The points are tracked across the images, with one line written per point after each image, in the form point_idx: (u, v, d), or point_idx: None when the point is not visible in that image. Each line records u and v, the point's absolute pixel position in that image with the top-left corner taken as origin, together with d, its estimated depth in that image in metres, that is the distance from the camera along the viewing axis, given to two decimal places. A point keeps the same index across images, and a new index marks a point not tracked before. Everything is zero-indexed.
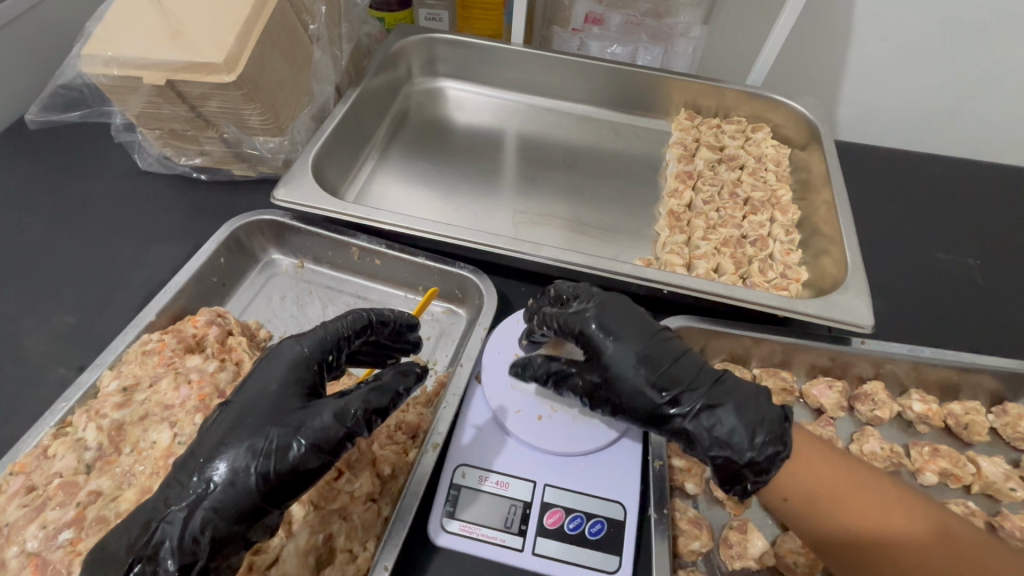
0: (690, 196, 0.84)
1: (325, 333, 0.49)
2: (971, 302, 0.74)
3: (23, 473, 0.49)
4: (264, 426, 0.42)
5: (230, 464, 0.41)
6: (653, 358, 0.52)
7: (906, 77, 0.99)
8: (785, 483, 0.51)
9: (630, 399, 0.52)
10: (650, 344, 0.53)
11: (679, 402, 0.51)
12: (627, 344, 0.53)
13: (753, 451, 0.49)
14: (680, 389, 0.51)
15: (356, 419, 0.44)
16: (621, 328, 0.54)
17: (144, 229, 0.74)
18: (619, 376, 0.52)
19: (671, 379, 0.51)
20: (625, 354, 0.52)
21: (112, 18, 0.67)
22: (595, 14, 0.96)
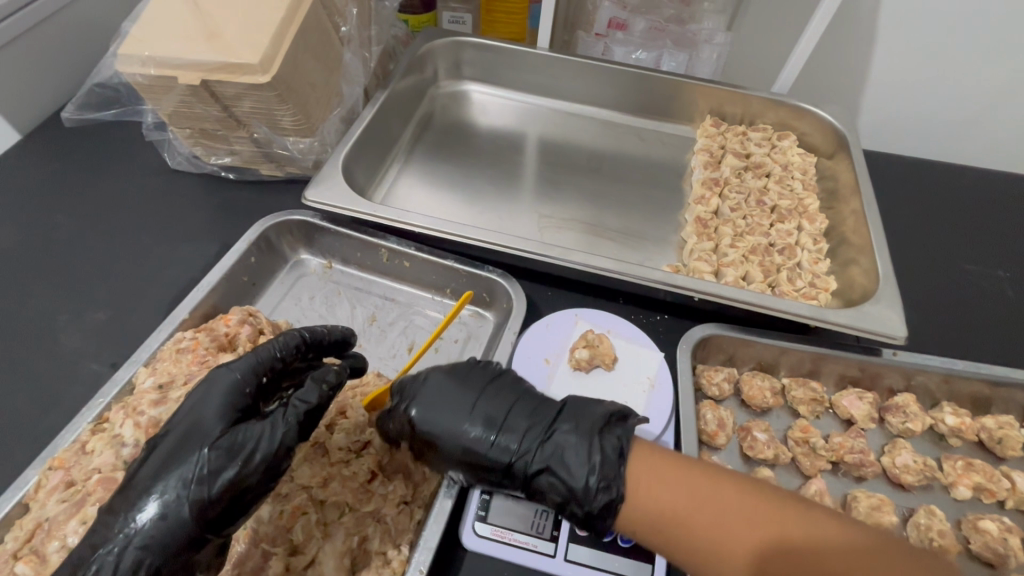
0: (717, 203, 0.84)
1: (259, 356, 0.49)
2: (1002, 315, 0.73)
3: (63, 468, 0.49)
4: (190, 456, 0.43)
5: (160, 499, 0.41)
6: (517, 431, 0.52)
7: (934, 86, 0.98)
8: (641, 505, 0.47)
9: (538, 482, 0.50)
10: (485, 417, 0.52)
11: (586, 473, 0.49)
12: (484, 423, 0.52)
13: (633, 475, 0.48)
14: (574, 461, 0.49)
15: (285, 436, 0.44)
16: (431, 403, 0.53)
17: (175, 227, 0.75)
18: (484, 456, 0.51)
19: (570, 450, 0.50)
20: (485, 435, 0.51)
21: (149, 18, 0.68)
22: (620, 18, 0.96)
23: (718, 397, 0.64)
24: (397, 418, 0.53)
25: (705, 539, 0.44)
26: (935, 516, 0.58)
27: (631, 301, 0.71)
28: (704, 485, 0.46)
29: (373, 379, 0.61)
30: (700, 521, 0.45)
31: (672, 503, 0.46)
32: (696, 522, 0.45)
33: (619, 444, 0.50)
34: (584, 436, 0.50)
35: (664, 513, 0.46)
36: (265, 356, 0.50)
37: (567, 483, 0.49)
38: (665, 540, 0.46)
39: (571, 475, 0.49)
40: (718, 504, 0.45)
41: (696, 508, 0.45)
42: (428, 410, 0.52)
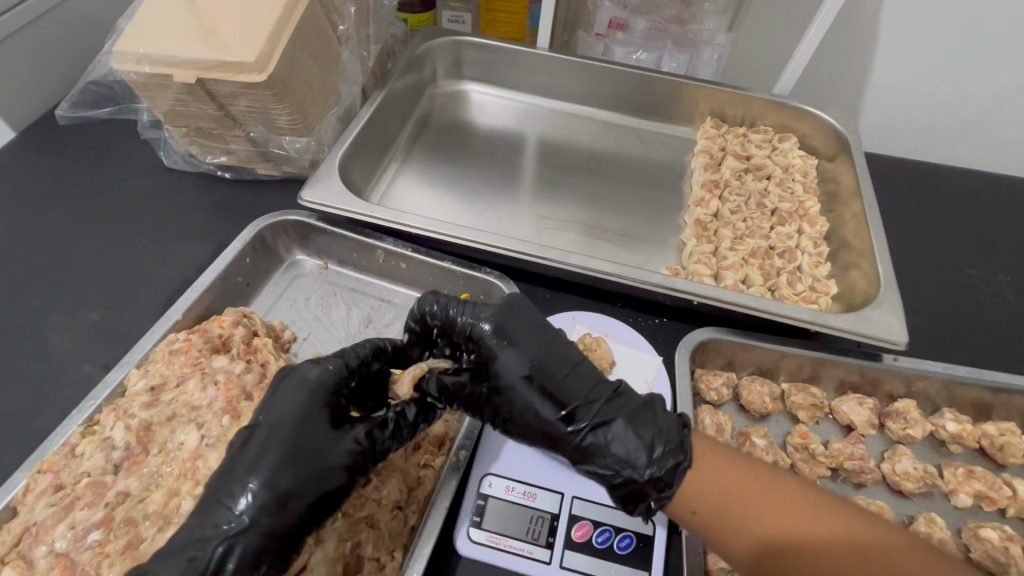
0: (717, 205, 0.83)
1: (350, 357, 0.52)
2: (1003, 320, 0.72)
3: (51, 472, 0.49)
4: (297, 446, 0.45)
5: (265, 485, 0.43)
6: (569, 387, 0.49)
7: (936, 88, 0.97)
8: (696, 487, 0.46)
9: (582, 447, 0.49)
10: (541, 363, 0.50)
11: (637, 449, 0.47)
12: (538, 361, 0.50)
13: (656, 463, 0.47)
14: (632, 436, 0.48)
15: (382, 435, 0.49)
16: (502, 325, 0.52)
17: (169, 226, 0.74)
18: (531, 403, 0.49)
19: (624, 427, 0.48)
20: (537, 372, 0.50)
21: (144, 15, 0.67)
22: (620, 18, 0.95)
23: (716, 402, 0.63)
24: (459, 328, 0.53)
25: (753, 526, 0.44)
26: (935, 524, 0.58)
27: (630, 304, 0.71)
28: (758, 478, 0.46)
29: None
30: (752, 510, 0.45)
31: (724, 487, 0.46)
32: (745, 511, 0.45)
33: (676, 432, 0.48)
34: (633, 416, 0.49)
35: (718, 500, 0.46)
36: (358, 360, 0.53)
37: (620, 453, 0.47)
38: (712, 525, 0.46)
39: (625, 444, 0.47)
40: (771, 498, 0.45)
41: (749, 497, 0.45)
42: (490, 334, 0.51)
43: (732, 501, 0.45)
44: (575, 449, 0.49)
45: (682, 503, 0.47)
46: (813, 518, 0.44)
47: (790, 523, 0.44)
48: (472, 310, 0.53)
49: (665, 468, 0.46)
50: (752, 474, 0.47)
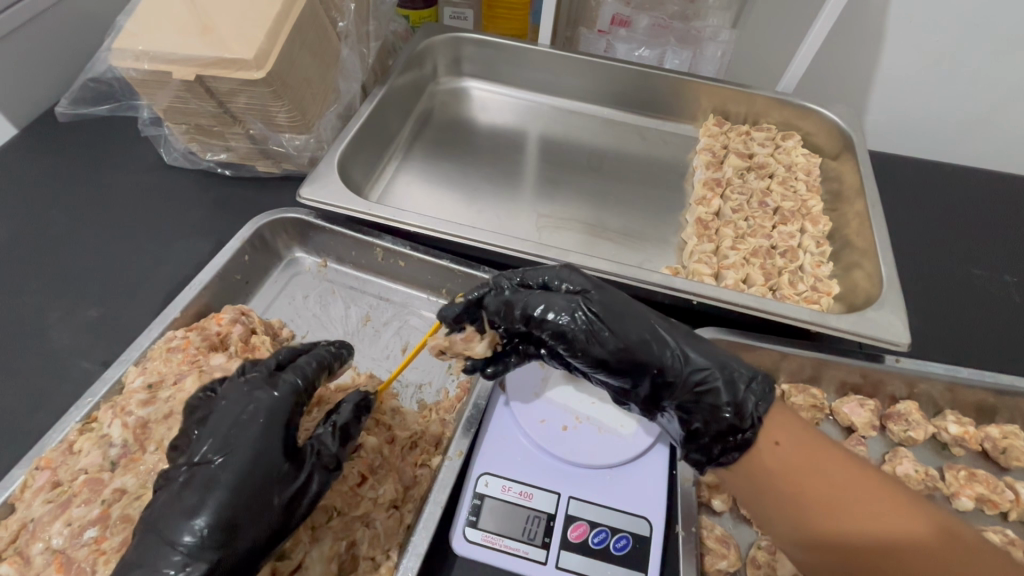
0: (718, 204, 0.83)
1: (290, 374, 0.49)
2: (1008, 321, 0.72)
3: (49, 469, 0.49)
4: (251, 469, 0.43)
5: (214, 515, 0.41)
6: (665, 321, 0.53)
7: (942, 86, 0.96)
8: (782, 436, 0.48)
9: (688, 372, 0.50)
10: (632, 307, 0.53)
11: (736, 371, 0.50)
12: (628, 307, 0.52)
13: (751, 395, 0.49)
14: (733, 362, 0.51)
15: (328, 448, 0.48)
16: (586, 283, 0.53)
17: (169, 223, 0.75)
18: (628, 338, 0.50)
19: (725, 357, 0.51)
20: (630, 316, 0.51)
21: (143, 13, 0.67)
22: (623, 15, 0.95)
23: None
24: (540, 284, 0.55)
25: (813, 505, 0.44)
26: None
27: None
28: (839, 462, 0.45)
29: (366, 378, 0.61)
30: (817, 490, 0.44)
31: (797, 462, 0.46)
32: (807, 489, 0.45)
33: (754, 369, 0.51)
34: (710, 350, 0.52)
35: (784, 477, 0.46)
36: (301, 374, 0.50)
37: (728, 375, 0.50)
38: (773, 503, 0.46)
39: (730, 369, 0.50)
40: (851, 482, 0.44)
41: (820, 476, 0.45)
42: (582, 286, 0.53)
43: (795, 478, 0.45)
44: (679, 378, 0.50)
45: (764, 451, 0.48)
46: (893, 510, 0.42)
47: (861, 510, 0.43)
48: (550, 268, 0.55)
49: (765, 397, 0.49)
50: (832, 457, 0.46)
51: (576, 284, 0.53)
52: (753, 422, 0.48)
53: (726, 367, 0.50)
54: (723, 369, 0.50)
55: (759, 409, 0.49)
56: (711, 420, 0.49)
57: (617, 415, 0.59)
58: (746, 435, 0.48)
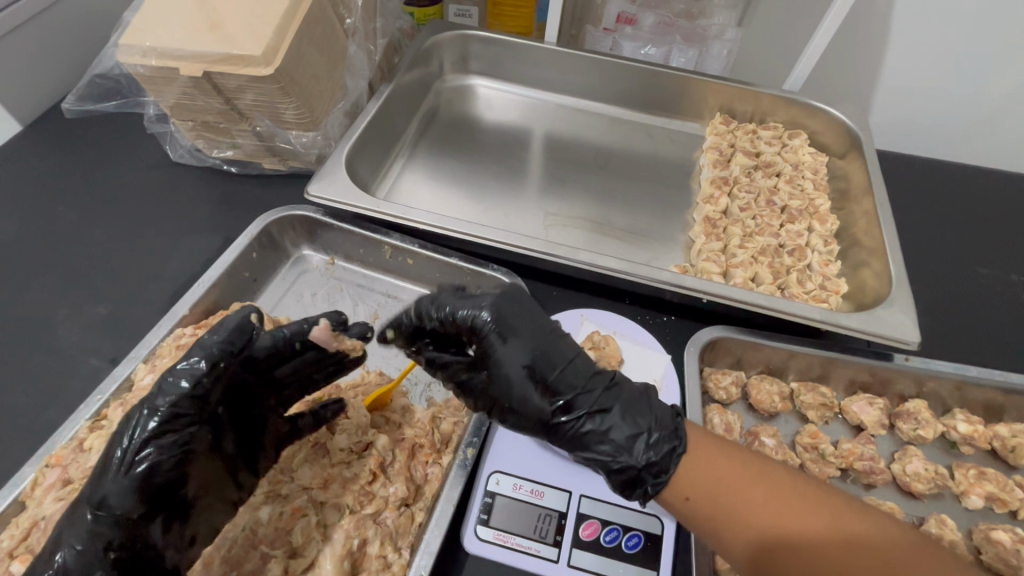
0: (726, 202, 0.83)
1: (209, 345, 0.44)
2: (1015, 320, 0.72)
3: (59, 466, 0.49)
4: (107, 451, 0.40)
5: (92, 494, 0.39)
6: (583, 364, 0.51)
7: (947, 85, 0.96)
8: (686, 481, 0.45)
9: (564, 422, 0.49)
10: (558, 352, 0.51)
11: (639, 433, 0.47)
12: (551, 355, 0.50)
13: (649, 450, 0.46)
14: (639, 418, 0.48)
15: (172, 407, 0.41)
16: (512, 323, 0.51)
17: (176, 221, 0.74)
18: (527, 395, 0.49)
19: (641, 415, 0.48)
20: (560, 368, 0.50)
21: (149, 8, 0.66)
22: (628, 13, 0.95)
23: (725, 400, 0.62)
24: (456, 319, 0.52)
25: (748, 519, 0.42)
26: (946, 525, 0.57)
27: (637, 301, 0.70)
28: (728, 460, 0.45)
29: (376, 377, 0.60)
30: (755, 505, 0.42)
31: (731, 483, 0.44)
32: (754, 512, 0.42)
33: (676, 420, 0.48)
34: (638, 408, 0.49)
35: (714, 493, 0.44)
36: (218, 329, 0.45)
37: (637, 441, 0.47)
38: (711, 524, 0.44)
39: (641, 435, 0.47)
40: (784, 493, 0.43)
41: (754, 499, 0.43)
42: (506, 335, 0.50)
43: (730, 488, 0.43)
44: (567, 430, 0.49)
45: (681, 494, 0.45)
46: (830, 507, 0.42)
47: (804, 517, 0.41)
48: (475, 303, 0.52)
49: (662, 453, 0.46)
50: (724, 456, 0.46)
51: (510, 316, 0.51)
52: (663, 476, 0.46)
53: (638, 425, 0.48)
54: (640, 428, 0.47)
55: (659, 468, 0.46)
56: (623, 477, 0.47)
57: None
58: (653, 488, 0.46)
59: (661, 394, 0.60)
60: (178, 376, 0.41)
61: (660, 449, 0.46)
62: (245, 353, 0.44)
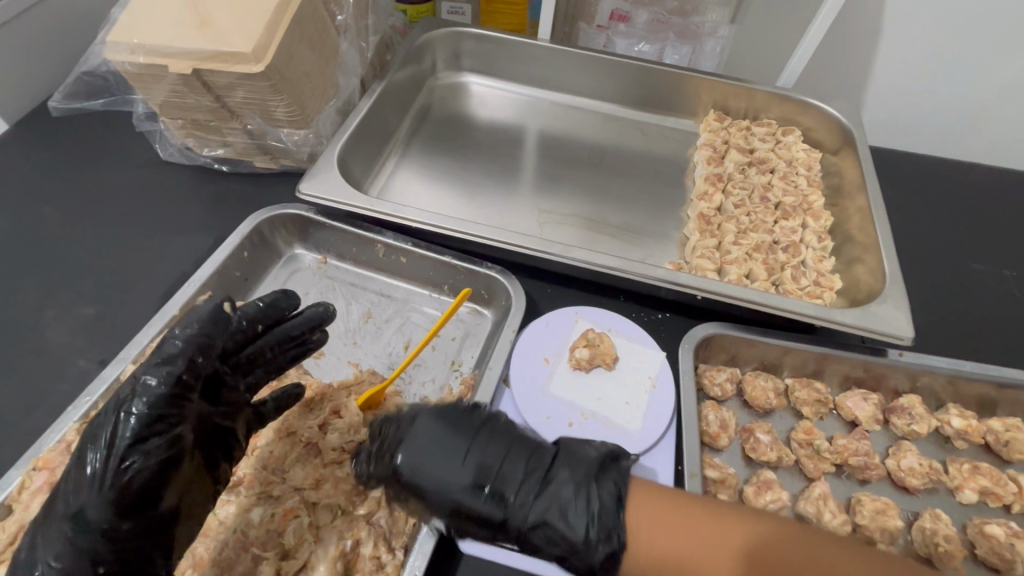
0: (720, 199, 0.82)
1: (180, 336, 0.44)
2: (1007, 314, 0.72)
3: (47, 469, 0.48)
4: (83, 451, 0.41)
5: (74, 495, 0.40)
6: (511, 466, 0.47)
7: (939, 81, 0.96)
8: (635, 548, 0.43)
9: (515, 524, 0.45)
10: (486, 442, 0.48)
11: (585, 524, 0.44)
12: (481, 449, 0.48)
13: (593, 526, 0.44)
14: (571, 502, 0.46)
15: (140, 413, 0.41)
16: (421, 438, 0.47)
17: (166, 220, 0.73)
18: (468, 507, 0.45)
19: (574, 496, 0.46)
20: (488, 459, 0.47)
21: (137, 5, 0.66)
22: (622, 10, 0.94)
23: (720, 397, 0.62)
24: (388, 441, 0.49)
25: (703, 562, 0.41)
26: (940, 520, 0.57)
27: (632, 298, 0.70)
28: (689, 518, 0.43)
29: (369, 377, 0.60)
30: (705, 544, 0.42)
31: (676, 529, 0.43)
32: (705, 550, 0.41)
33: (616, 487, 0.46)
34: (580, 484, 0.47)
35: (663, 547, 0.43)
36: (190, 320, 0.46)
37: (560, 536, 0.45)
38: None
39: (554, 527, 0.45)
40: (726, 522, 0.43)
41: (698, 535, 0.42)
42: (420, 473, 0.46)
43: (681, 532, 0.42)
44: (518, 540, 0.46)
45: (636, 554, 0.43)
46: (772, 527, 0.42)
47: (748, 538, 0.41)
48: (404, 425, 0.49)
49: (608, 533, 0.44)
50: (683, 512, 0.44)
51: (430, 427, 0.48)
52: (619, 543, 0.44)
53: (579, 504, 0.45)
54: (582, 506, 0.45)
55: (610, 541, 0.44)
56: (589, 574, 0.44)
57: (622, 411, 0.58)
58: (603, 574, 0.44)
59: (656, 391, 0.60)
60: (144, 370, 0.42)
61: (603, 524, 0.44)
62: (217, 348, 0.44)
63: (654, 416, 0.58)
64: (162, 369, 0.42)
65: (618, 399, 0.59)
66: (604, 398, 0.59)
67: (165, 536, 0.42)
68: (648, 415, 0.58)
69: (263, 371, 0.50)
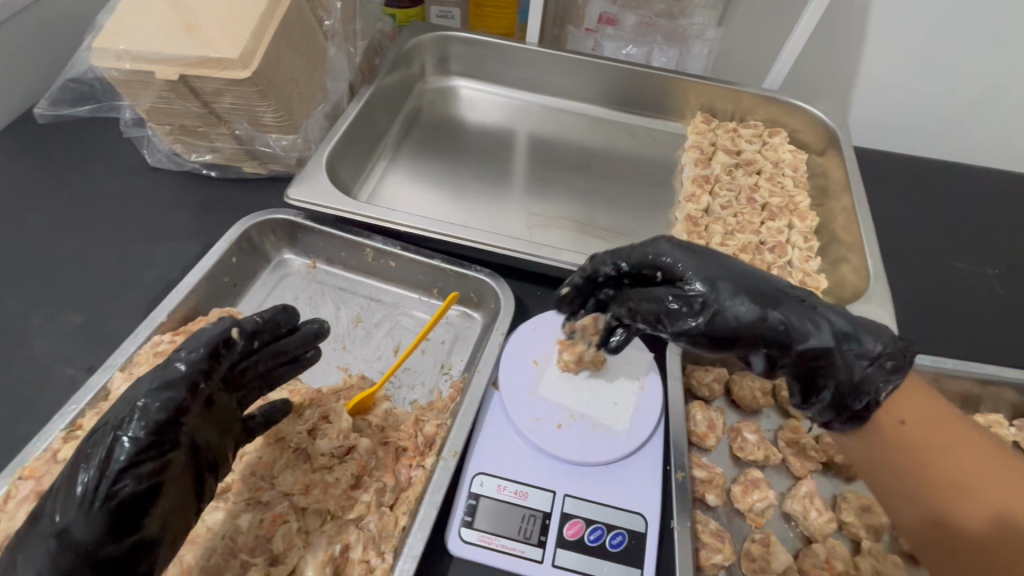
0: (708, 201, 0.83)
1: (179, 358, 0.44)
2: (989, 312, 0.73)
3: (32, 479, 0.48)
4: (75, 469, 0.40)
5: (61, 513, 0.39)
6: (783, 290, 0.47)
7: (922, 83, 0.97)
8: (899, 409, 0.47)
9: (726, 309, 0.46)
10: (718, 261, 0.49)
11: (817, 335, 0.44)
12: (721, 265, 0.48)
13: (822, 342, 0.44)
14: (823, 314, 0.45)
15: (136, 433, 0.40)
16: (697, 260, 0.49)
17: (154, 227, 0.73)
18: (729, 308, 0.46)
19: (801, 317, 0.45)
20: (730, 278, 0.47)
21: (123, 12, 0.66)
22: (610, 14, 0.94)
23: (708, 398, 0.63)
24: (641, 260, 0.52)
25: (926, 468, 0.46)
26: None
27: None
28: (966, 440, 0.46)
29: (358, 382, 0.60)
30: (954, 465, 0.45)
31: (923, 439, 0.46)
32: (933, 464, 0.45)
33: (841, 320, 0.45)
34: (809, 308, 0.46)
35: (918, 448, 0.46)
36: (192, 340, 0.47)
37: (800, 338, 0.45)
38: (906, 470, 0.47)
39: (851, 342, 0.44)
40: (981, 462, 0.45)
41: (952, 455, 0.45)
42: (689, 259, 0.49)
43: (946, 451, 0.45)
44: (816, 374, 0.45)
45: (883, 427, 0.47)
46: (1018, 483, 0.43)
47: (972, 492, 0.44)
48: (656, 247, 0.51)
49: (882, 362, 0.44)
50: (963, 434, 0.46)
51: (709, 253, 0.49)
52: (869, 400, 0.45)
53: (830, 322, 0.45)
54: (832, 324, 0.45)
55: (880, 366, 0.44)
56: (817, 394, 0.46)
57: (610, 413, 0.59)
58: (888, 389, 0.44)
59: (644, 392, 0.60)
60: (142, 391, 0.42)
61: (888, 347, 0.44)
62: (215, 371, 0.44)
63: (642, 417, 0.58)
64: (162, 391, 0.42)
65: (606, 400, 0.60)
66: (593, 399, 0.60)
67: (146, 563, 0.40)
68: (635, 416, 0.58)
69: (254, 388, 0.49)
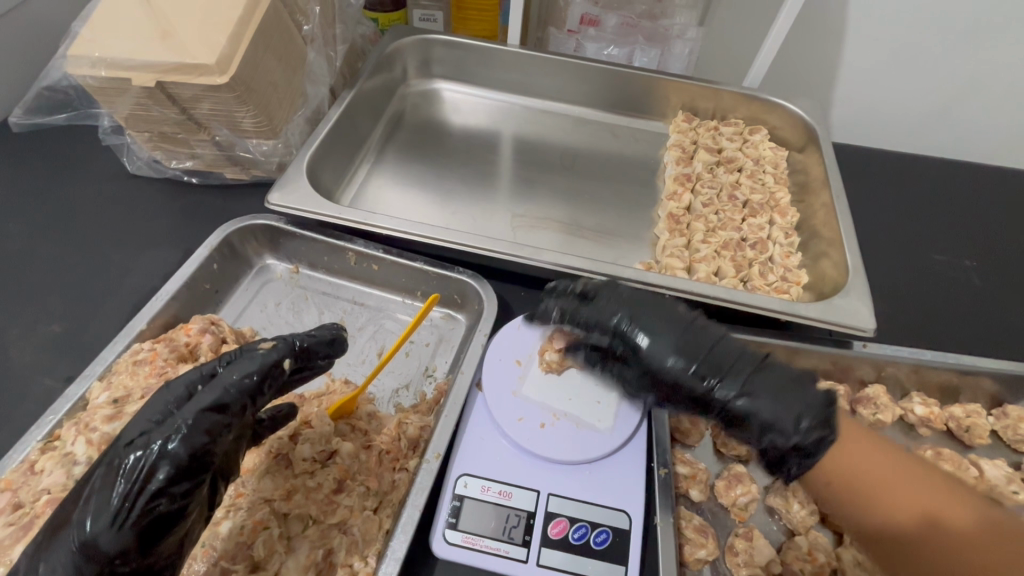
0: (689, 198, 0.84)
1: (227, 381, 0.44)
2: (967, 303, 0.74)
3: (10, 491, 0.47)
4: (111, 479, 0.39)
5: (91, 523, 0.38)
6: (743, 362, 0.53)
7: (900, 78, 0.99)
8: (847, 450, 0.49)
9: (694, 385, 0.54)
10: (678, 331, 0.55)
11: (778, 413, 0.50)
12: (675, 330, 0.55)
13: (801, 434, 0.49)
14: (789, 398, 0.50)
15: (181, 452, 0.39)
16: (652, 327, 0.56)
17: (135, 234, 0.73)
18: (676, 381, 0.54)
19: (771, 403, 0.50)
20: (680, 345, 0.54)
21: (99, 19, 0.65)
22: (591, 14, 0.95)
23: None
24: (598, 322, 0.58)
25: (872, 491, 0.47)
26: None
27: None
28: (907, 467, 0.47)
29: (341, 387, 0.60)
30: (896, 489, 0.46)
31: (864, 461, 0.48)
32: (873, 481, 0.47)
33: (819, 400, 0.50)
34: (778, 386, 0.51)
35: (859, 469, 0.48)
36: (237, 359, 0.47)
37: (774, 418, 0.50)
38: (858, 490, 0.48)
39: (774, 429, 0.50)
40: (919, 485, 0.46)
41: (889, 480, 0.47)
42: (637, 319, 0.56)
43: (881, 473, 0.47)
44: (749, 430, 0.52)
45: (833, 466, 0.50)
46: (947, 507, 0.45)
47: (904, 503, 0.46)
48: (611, 307, 0.57)
49: (815, 439, 0.48)
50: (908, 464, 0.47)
51: (667, 313, 0.56)
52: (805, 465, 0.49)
53: (789, 407, 0.50)
54: (796, 407, 0.50)
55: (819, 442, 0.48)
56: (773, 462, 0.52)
57: (594, 411, 0.59)
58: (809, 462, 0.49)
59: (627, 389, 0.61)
60: (192, 411, 0.41)
61: (818, 422, 0.49)
62: (255, 396, 0.45)
63: (625, 415, 0.59)
64: (212, 412, 0.42)
65: (590, 399, 0.60)
66: (576, 398, 0.60)
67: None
68: (619, 414, 0.59)
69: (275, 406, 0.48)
